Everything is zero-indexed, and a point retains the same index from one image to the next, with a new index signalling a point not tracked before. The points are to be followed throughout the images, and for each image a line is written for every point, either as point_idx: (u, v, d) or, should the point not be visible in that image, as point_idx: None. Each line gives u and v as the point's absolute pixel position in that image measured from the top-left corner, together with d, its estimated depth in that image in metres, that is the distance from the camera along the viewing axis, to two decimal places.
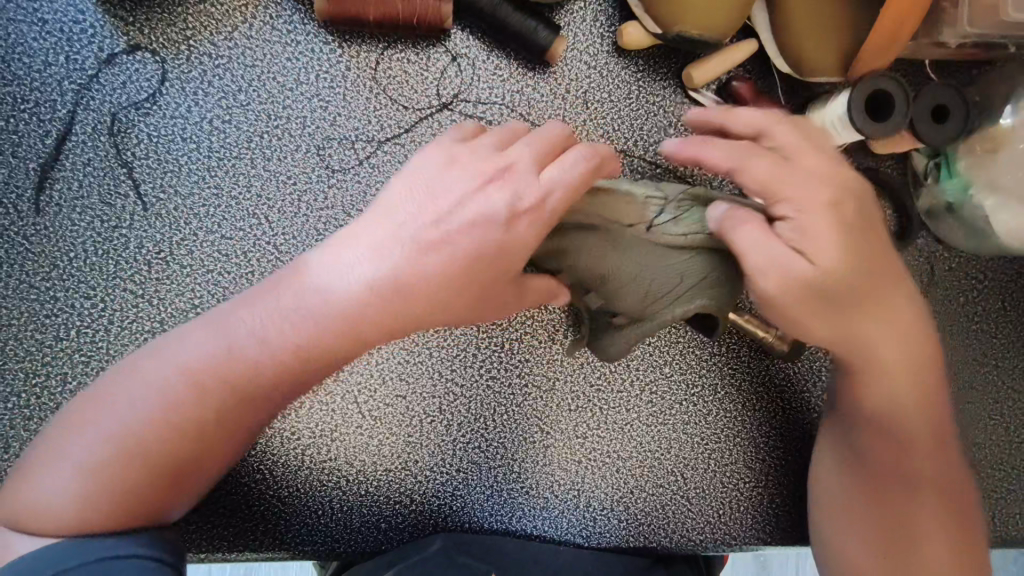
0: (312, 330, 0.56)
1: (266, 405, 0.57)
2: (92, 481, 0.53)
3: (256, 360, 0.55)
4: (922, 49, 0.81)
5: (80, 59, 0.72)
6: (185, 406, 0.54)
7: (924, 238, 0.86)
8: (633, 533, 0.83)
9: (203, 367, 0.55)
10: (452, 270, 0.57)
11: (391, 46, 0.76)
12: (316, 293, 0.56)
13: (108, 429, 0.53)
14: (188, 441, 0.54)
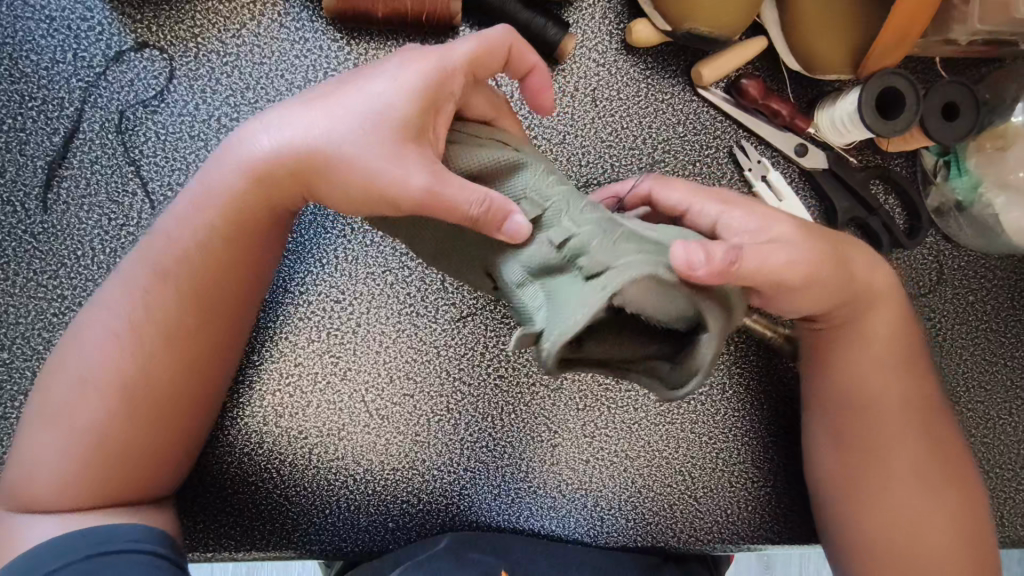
0: (232, 207, 0.61)
1: (207, 289, 0.62)
2: (70, 423, 0.60)
3: (186, 251, 0.62)
4: (932, 47, 0.80)
5: (87, 56, 0.72)
6: (133, 313, 0.62)
7: (934, 237, 0.85)
8: (640, 532, 0.82)
9: (145, 277, 0.62)
10: (347, 120, 0.57)
11: (400, 44, 0.76)
12: (234, 175, 0.60)
13: (74, 376, 0.61)
14: (144, 344, 0.61)
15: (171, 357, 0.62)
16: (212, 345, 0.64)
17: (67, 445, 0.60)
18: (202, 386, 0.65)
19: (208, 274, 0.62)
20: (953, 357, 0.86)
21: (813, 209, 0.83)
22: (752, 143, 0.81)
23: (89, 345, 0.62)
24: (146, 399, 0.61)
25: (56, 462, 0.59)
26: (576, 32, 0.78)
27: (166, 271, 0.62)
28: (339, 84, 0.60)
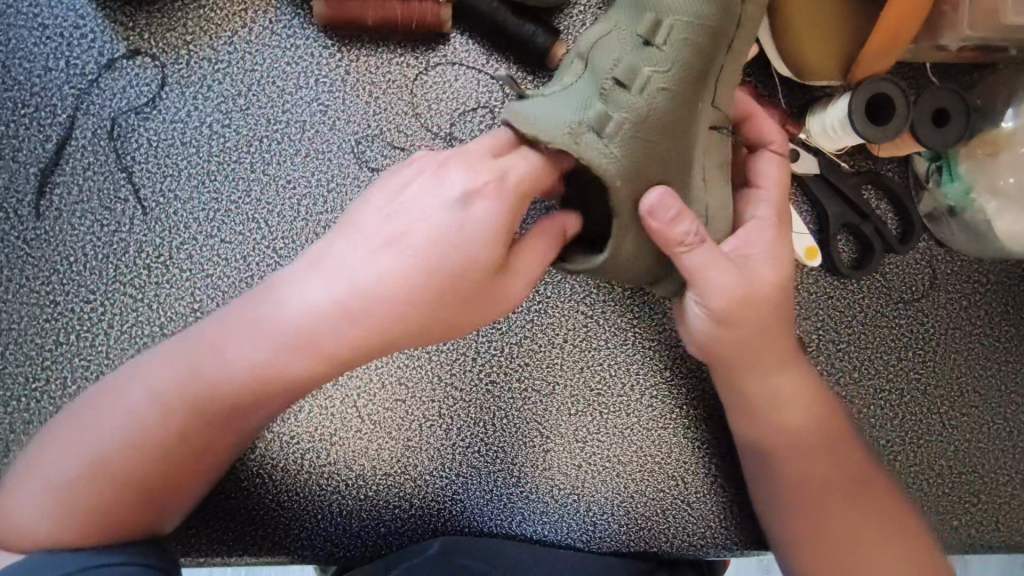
0: (272, 350, 0.57)
1: (224, 415, 0.59)
2: (66, 501, 0.55)
3: (221, 375, 0.57)
4: (923, 52, 0.80)
5: (80, 64, 0.72)
6: (158, 420, 0.57)
7: (926, 242, 0.86)
8: (633, 537, 0.82)
9: (174, 384, 0.57)
10: (414, 291, 0.57)
11: (391, 50, 0.76)
12: (293, 298, 0.57)
13: (86, 459, 0.56)
14: (146, 447, 0.57)
15: (172, 456, 0.58)
16: (209, 445, 0.60)
17: (59, 512, 0.55)
18: (197, 472, 0.61)
19: (217, 402, 0.57)
20: (946, 362, 0.86)
21: (806, 214, 0.84)
22: None
23: (100, 422, 0.57)
24: (145, 485, 0.58)
25: (50, 527, 0.55)
26: (566, 37, 0.78)
27: (197, 383, 0.57)
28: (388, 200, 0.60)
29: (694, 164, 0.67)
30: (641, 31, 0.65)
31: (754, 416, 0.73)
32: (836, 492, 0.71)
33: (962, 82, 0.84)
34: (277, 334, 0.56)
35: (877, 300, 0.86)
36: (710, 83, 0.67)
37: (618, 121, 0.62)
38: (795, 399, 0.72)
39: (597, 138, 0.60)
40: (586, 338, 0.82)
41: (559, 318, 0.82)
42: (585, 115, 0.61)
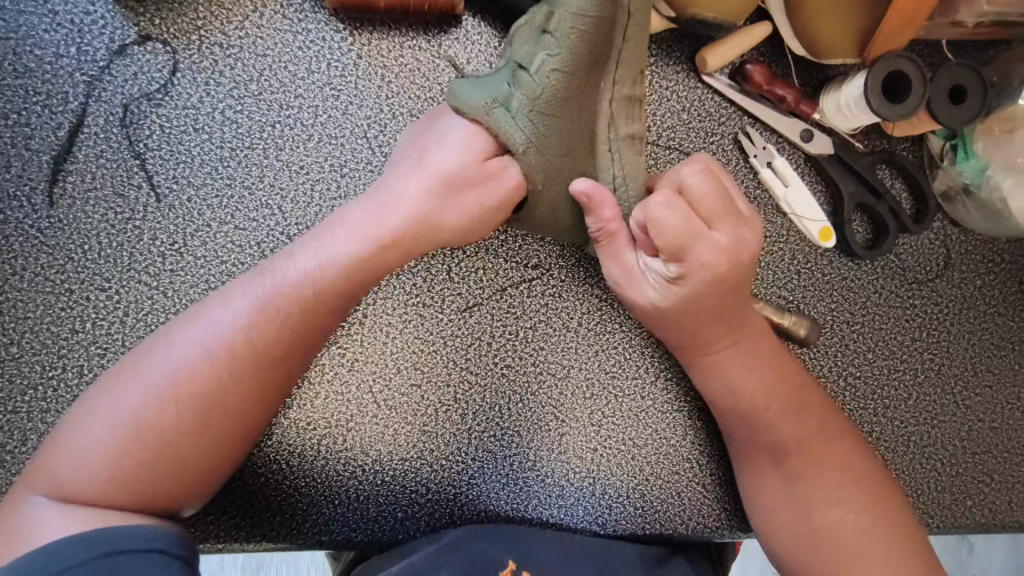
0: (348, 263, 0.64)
1: (295, 356, 0.64)
2: (123, 436, 0.58)
3: (295, 295, 0.63)
4: (938, 29, 0.79)
5: (91, 50, 0.72)
6: (225, 350, 0.61)
7: (940, 221, 0.85)
8: (649, 520, 0.83)
9: (253, 309, 0.63)
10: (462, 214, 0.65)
11: (403, 34, 0.75)
12: (367, 225, 0.64)
13: (152, 385, 0.60)
14: (220, 379, 0.61)
15: (241, 395, 0.62)
16: (269, 394, 0.64)
17: (131, 444, 0.58)
18: (254, 425, 0.64)
19: (286, 331, 0.63)
20: (962, 342, 0.86)
21: (820, 195, 0.84)
22: (756, 128, 0.82)
23: (174, 354, 0.61)
24: (211, 423, 0.61)
25: (106, 464, 0.57)
26: None
27: (270, 313, 0.63)
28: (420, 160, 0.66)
29: (614, 127, 0.67)
30: (538, 17, 0.65)
31: (729, 396, 0.74)
32: (816, 464, 0.74)
33: (978, 59, 0.84)
34: (331, 266, 0.64)
35: (892, 281, 0.85)
36: (615, 50, 0.64)
37: (516, 100, 0.64)
38: (773, 375, 0.74)
39: (509, 115, 0.63)
40: (601, 322, 0.82)
41: (574, 302, 0.82)
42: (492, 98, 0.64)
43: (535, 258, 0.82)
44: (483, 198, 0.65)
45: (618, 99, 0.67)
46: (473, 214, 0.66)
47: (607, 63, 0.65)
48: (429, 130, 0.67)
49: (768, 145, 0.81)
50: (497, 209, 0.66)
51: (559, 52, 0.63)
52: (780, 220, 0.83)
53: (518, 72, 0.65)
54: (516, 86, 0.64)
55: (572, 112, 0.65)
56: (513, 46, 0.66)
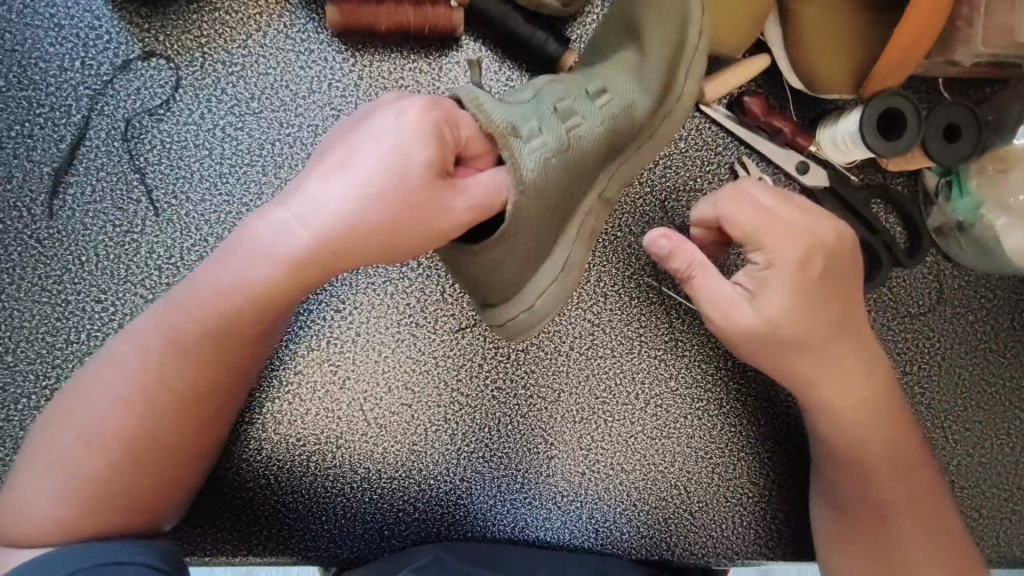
0: (261, 279, 0.57)
1: (238, 362, 0.62)
2: (67, 484, 0.57)
3: (212, 316, 0.58)
4: (935, 67, 0.79)
5: (95, 65, 0.73)
6: (159, 378, 0.59)
7: (934, 256, 0.86)
8: (635, 545, 0.83)
9: (176, 334, 0.59)
10: (386, 214, 0.55)
11: (404, 56, 0.76)
12: (265, 243, 0.56)
13: (83, 428, 0.59)
14: (149, 416, 0.59)
15: (174, 427, 0.60)
16: (206, 421, 0.63)
17: (63, 486, 0.57)
18: (199, 442, 0.63)
19: (209, 355, 0.60)
20: (951, 376, 0.87)
21: None
22: (752, 159, 0.83)
23: (95, 398, 0.59)
24: (151, 457, 0.60)
25: (51, 508, 0.57)
26: (578, 46, 0.78)
27: (186, 338, 0.59)
28: (327, 164, 0.56)
29: (586, 205, 0.71)
30: (588, 86, 0.66)
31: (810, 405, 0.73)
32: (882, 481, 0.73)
33: (975, 97, 0.84)
34: (241, 283, 0.57)
35: (884, 314, 0.86)
36: (627, 149, 0.70)
37: (543, 139, 0.60)
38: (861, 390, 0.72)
39: (526, 146, 0.58)
40: (592, 346, 0.83)
41: (566, 325, 0.82)
42: (517, 123, 0.59)
43: None
44: (426, 222, 0.55)
45: (603, 194, 0.71)
46: (394, 213, 0.55)
47: (613, 160, 0.70)
48: (379, 129, 0.55)
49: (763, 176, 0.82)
50: (443, 238, 0.57)
51: (596, 125, 0.65)
52: None
53: (550, 116, 0.62)
54: (544, 127, 0.61)
55: (567, 180, 0.64)
56: (544, 95, 0.64)
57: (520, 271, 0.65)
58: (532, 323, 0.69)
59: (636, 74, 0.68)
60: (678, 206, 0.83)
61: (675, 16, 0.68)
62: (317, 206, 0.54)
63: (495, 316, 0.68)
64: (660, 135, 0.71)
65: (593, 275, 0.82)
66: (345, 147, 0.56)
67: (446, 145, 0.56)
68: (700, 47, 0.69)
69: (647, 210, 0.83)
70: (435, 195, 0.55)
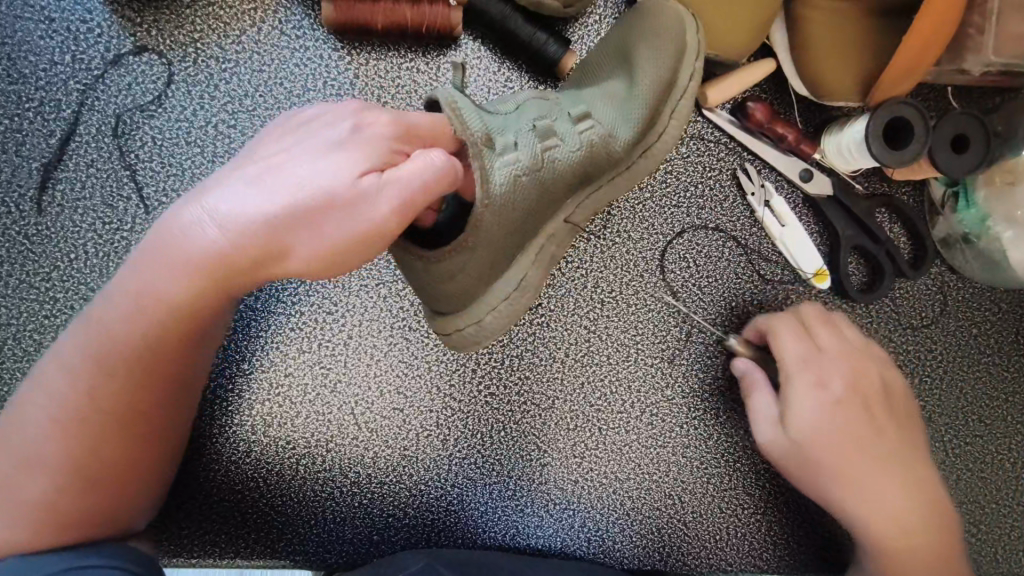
0: (184, 289, 0.54)
1: (175, 369, 0.59)
2: (17, 510, 0.55)
3: (138, 326, 0.55)
4: (944, 74, 0.77)
5: (86, 59, 0.71)
6: (89, 395, 0.57)
7: (938, 267, 0.84)
8: (628, 555, 0.82)
9: (101, 345, 0.56)
10: (318, 228, 0.51)
11: (401, 55, 0.75)
12: (183, 250, 0.52)
13: (19, 450, 0.56)
14: (81, 430, 0.57)
15: (118, 443, 0.59)
16: (153, 429, 0.61)
17: (13, 513, 0.55)
18: (157, 445, 0.62)
19: (140, 368, 0.57)
20: (953, 390, 0.85)
21: (816, 237, 0.82)
22: (755, 166, 0.81)
23: (26, 420, 0.57)
24: (101, 474, 0.58)
25: (3, 529, 0.55)
26: (579, 47, 0.77)
27: (109, 350, 0.56)
28: (251, 171, 0.52)
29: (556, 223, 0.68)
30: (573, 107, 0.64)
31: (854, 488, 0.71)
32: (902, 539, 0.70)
33: (984, 106, 0.82)
34: (163, 293, 0.54)
35: (885, 325, 0.84)
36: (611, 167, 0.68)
37: (518, 155, 0.58)
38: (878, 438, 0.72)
39: (500, 162, 0.57)
40: (588, 354, 0.81)
41: (562, 332, 0.81)
42: (493, 134, 0.57)
43: None
44: (364, 240, 0.52)
45: (570, 219, 0.69)
46: (332, 230, 0.52)
47: (591, 180, 0.68)
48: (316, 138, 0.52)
49: (765, 183, 0.80)
50: (376, 232, 0.52)
51: (576, 147, 0.63)
52: (775, 259, 0.83)
53: (534, 129, 0.61)
54: (521, 142, 0.59)
55: (536, 200, 0.62)
56: (523, 108, 0.62)
57: (468, 286, 0.61)
58: (480, 338, 0.66)
59: (623, 103, 0.66)
60: (678, 212, 0.82)
61: (671, 38, 0.68)
62: (235, 208, 0.51)
63: (444, 327, 0.65)
64: (636, 169, 0.70)
65: (590, 281, 0.81)
66: (273, 156, 0.52)
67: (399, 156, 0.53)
68: (694, 76, 0.69)
69: (646, 215, 0.81)
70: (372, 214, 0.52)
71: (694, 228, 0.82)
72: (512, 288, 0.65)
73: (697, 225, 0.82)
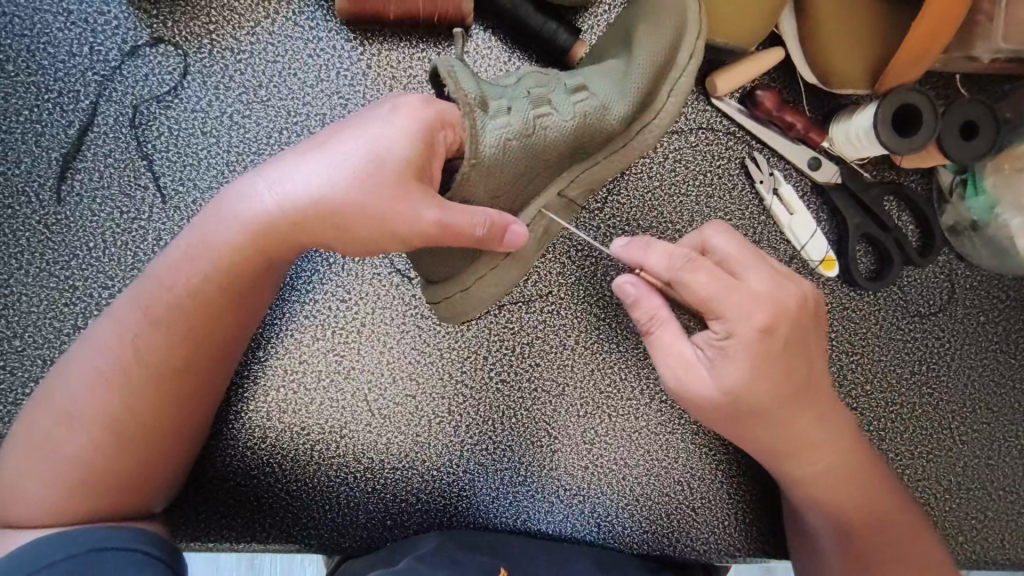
0: (229, 250, 0.58)
1: (214, 338, 0.62)
2: (55, 466, 0.58)
3: (183, 285, 0.59)
4: (953, 61, 0.77)
5: (103, 51, 0.73)
6: (131, 356, 0.59)
7: (947, 255, 0.84)
8: (637, 540, 0.83)
9: (148, 303, 0.60)
10: (355, 198, 0.54)
11: (413, 46, 0.76)
12: (235, 214, 0.58)
13: (61, 408, 0.60)
14: (122, 389, 0.59)
15: (149, 408, 0.60)
16: (186, 400, 0.63)
17: (50, 468, 0.58)
18: (186, 420, 0.63)
19: (181, 327, 0.60)
20: (960, 377, 0.86)
21: (824, 225, 0.83)
22: (764, 154, 0.82)
23: (74, 374, 0.60)
24: (127, 437, 0.60)
25: (37, 487, 0.58)
26: (589, 37, 0.77)
27: (153, 308, 0.59)
28: (304, 149, 0.57)
29: (548, 193, 0.67)
30: (570, 79, 0.65)
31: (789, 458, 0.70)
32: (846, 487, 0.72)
33: (993, 94, 0.83)
34: (210, 253, 0.58)
35: (894, 312, 0.85)
36: (609, 140, 0.67)
37: (509, 119, 0.59)
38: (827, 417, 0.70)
39: (487, 123, 0.58)
40: (598, 341, 0.82)
41: (571, 319, 0.82)
42: (485, 97, 0.59)
43: (536, 275, 0.82)
44: (394, 216, 0.54)
45: (563, 191, 0.68)
46: (366, 200, 0.54)
47: (589, 154, 0.67)
48: (360, 122, 0.57)
49: (774, 171, 0.81)
50: (404, 238, 0.56)
51: (569, 117, 0.63)
52: (783, 247, 0.83)
53: (528, 96, 0.62)
54: (514, 108, 0.60)
55: (528, 169, 0.63)
56: (524, 81, 0.64)
57: (447, 255, 0.63)
58: (470, 307, 0.67)
59: (621, 77, 0.65)
60: (688, 201, 0.82)
61: (670, 17, 0.67)
62: (284, 177, 0.56)
63: (434, 295, 0.67)
64: (633, 146, 0.67)
65: (600, 269, 0.82)
66: (326, 138, 0.57)
67: (434, 139, 0.56)
68: (694, 55, 0.67)
69: (655, 204, 0.82)
70: (404, 190, 0.54)
71: (703, 217, 0.82)
72: (497, 259, 0.65)
73: (705, 213, 0.82)
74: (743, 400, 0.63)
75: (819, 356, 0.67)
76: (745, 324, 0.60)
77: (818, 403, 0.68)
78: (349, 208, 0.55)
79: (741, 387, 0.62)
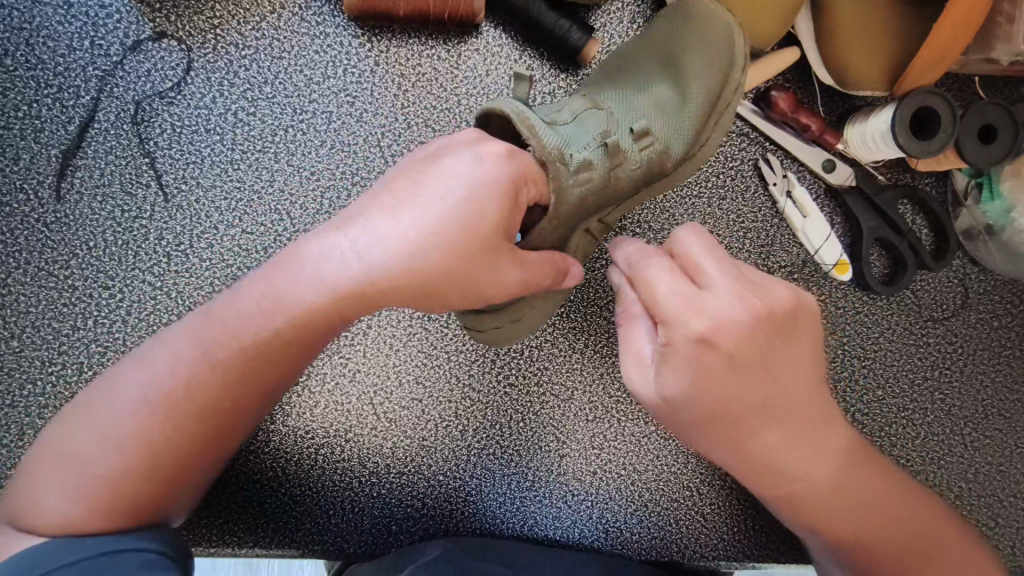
0: (304, 297, 0.54)
1: (270, 385, 0.58)
2: (84, 487, 0.53)
3: (250, 328, 0.55)
4: (971, 64, 0.76)
5: (105, 44, 0.71)
6: (183, 395, 0.55)
7: (959, 259, 0.83)
8: (645, 545, 0.82)
9: (209, 344, 0.55)
10: (446, 262, 0.52)
11: (422, 43, 0.74)
12: (315, 257, 0.54)
13: (99, 428, 0.54)
14: (171, 429, 0.55)
15: (194, 450, 0.56)
16: (229, 441, 0.59)
17: (75, 486, 0.53)
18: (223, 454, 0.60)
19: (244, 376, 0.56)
20: (973, 383, 0.85)
21: (837, 229, 0.82)
22: (777, 156, 0.81)
23: (120, 398, 0.55)
24: (165, 473, 0.55)
25: (60, 503, 0.52)
26: (602, 35, 0.76)
27: (215, 351, 0.55)
28: (396, 193, 0.53)
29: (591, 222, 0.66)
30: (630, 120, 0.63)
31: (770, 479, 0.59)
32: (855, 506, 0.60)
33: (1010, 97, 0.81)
34: (284, 299, 0.54)
35: (907, 317, 0.84)
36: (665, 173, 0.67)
37: (591, 169, 0.58)
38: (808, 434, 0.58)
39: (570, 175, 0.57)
40: (608, 344, 0.81)
41: (581, 322, 0.80)
42: (566, 148, 0.57)
43: None
44: (479, 282, 0.54)
45: (606, 219, 0.67)
46: (454, 263, 0.52)
47: (645, 187, 0.67)
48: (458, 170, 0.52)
49: (787, 174, 0.80)
50: (482, 298, 0.55)
51: (636, 160, 0.63)
52: (796, 251, 0.82)
53: (599, 140, 0.60)
54: (592, 156, 0.59)
55: (593, 210, 0.62)
56: (584, 121, 0.62)
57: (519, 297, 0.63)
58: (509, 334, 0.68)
59: (676, 111, 0.66)
60: (699, 203, 0.81)
61: (717, 48, 0.67)
62: (375, 226, 0.52)
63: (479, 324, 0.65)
64: (678, 174, 0.69)
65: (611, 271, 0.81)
66: (420, 183, 0.52)
67: (528, 203, 0.53)
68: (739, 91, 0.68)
69: (667, 206, 0.81)
70: (496, 260, 0.53)
71: (715, 219, 0.81)
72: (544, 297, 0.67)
73: (717, 216, 0.81)
74: (688, 414, 0.56)
75: (801, 363, 0.56)
76: (682, 334, 0.53)
77: (796, 412, 0.57)
78: (438, 273, 0.52)
79: (684, 399, 0.54)
